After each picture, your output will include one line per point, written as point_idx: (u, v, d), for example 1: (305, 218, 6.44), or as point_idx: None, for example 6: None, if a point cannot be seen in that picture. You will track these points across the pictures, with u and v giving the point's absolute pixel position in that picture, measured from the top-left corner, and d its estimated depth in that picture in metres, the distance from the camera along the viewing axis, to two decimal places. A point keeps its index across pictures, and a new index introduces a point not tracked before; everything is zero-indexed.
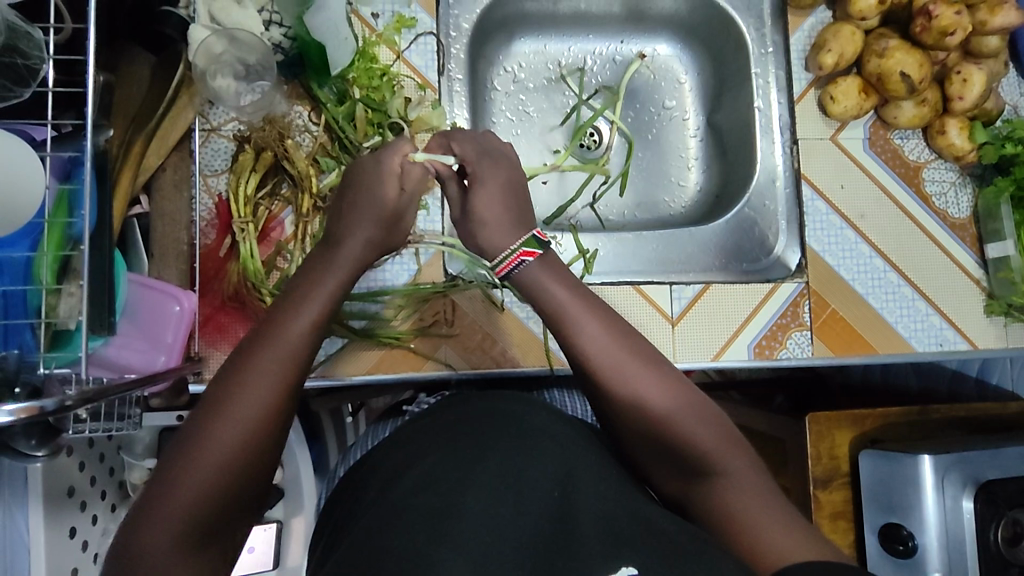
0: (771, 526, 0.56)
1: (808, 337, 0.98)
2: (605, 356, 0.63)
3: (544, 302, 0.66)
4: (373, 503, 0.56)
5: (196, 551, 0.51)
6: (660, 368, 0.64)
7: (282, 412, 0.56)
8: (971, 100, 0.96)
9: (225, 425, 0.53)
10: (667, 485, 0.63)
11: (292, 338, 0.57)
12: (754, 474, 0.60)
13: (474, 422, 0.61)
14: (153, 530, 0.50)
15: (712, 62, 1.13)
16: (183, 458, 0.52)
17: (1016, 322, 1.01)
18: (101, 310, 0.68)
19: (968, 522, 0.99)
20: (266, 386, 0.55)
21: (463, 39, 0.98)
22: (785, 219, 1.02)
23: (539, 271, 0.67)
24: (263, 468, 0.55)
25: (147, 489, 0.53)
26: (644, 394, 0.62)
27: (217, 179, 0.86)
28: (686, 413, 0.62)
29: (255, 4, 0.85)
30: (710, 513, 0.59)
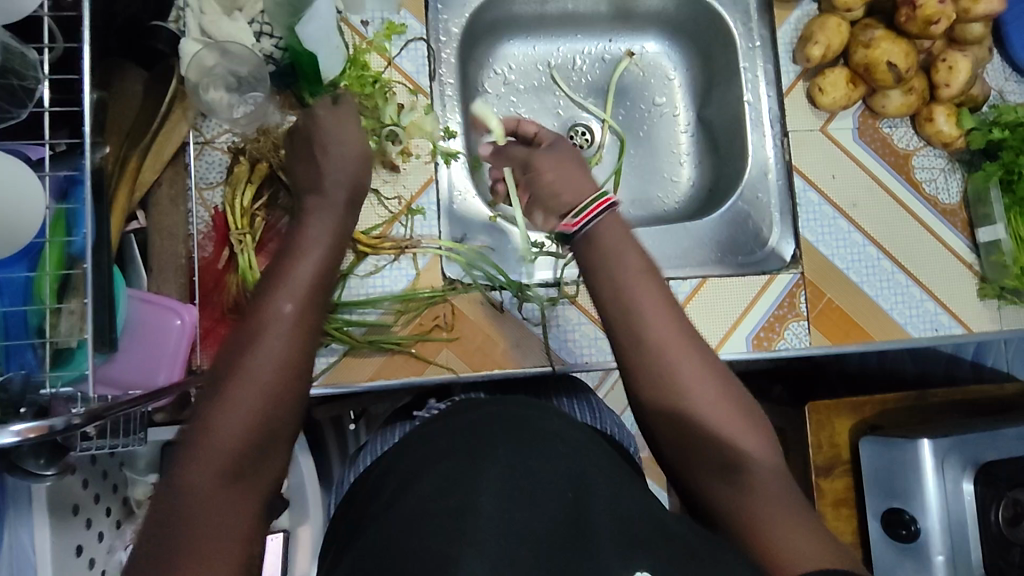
0: (784, 539, 0.56)
1: (805, 327, 0.99)
2: (661, 325, 0.65)
3: (603, 270, 0.68)
4: (388, 510, 0.56)
5: (234, 493, 0.53)
6: (701, 351, 0.66)
7: (305, 353, 0.59)
8: (957, 87, 0.98)
9: (247, 372, 0.56)
10: (693, 479, 0.63)
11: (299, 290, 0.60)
12: (777, 483, 0.61)
13: (485, 429, 0.62)
14: (193, 472, 0.52)
15: (700, 59, 1.14)
16: (213, 408, 0.55)
17: (1008, 304, 1.02)
18: (103, 327, 0.69)
19: (968, 503, 1.01)
20: (287, 327, 0.58)
21: (453, 44, 0.99)
22: (776, 211, 1.03)
23: (612, 234, 0.70)
24: (287, 416, 0.57)
25: (183, 437, 0.55)
26: (685, 374, 0.63)
27: (213, 192, 0.86)
28: (718, 404, 0.63)
29: (246, 16, 0.86)
30: (731, 521, 0.60)
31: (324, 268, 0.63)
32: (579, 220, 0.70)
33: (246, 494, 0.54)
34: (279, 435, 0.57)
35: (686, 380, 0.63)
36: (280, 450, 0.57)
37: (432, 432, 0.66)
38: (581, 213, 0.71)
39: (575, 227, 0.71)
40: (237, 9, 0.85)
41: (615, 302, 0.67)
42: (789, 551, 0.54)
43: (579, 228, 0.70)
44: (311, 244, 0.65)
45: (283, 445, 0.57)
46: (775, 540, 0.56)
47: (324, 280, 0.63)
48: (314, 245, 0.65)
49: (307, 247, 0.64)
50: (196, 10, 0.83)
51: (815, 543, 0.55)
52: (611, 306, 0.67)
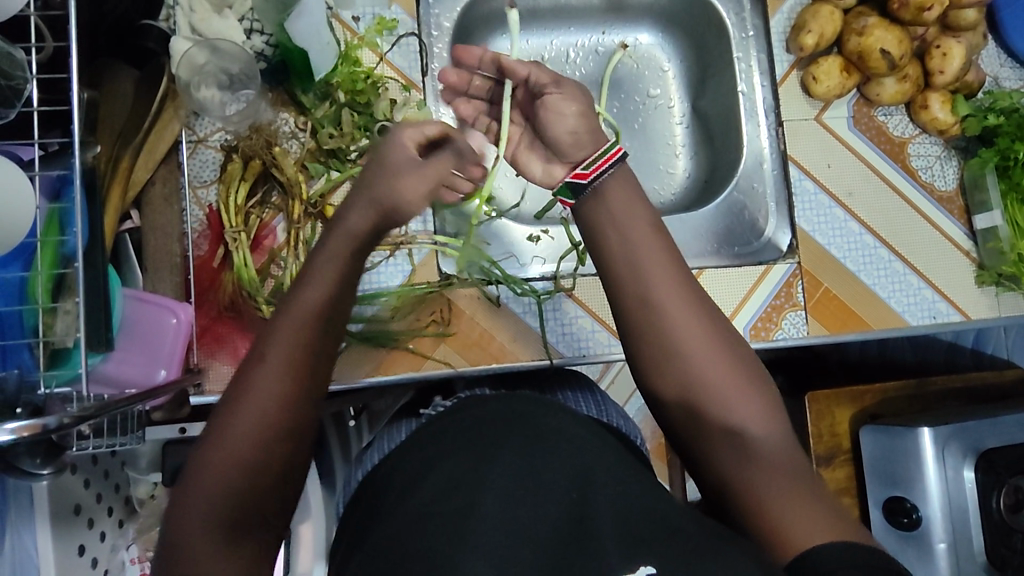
0: (789, 515, 0.56)
1: (803, 317, 0.99)
2: (675, 312, 0.62)
3: (617, 234, 0.63)
4: (396, 508, 0.56)
5: (230, 546, 0.51)
6: (713, 323, 0.63)
7: (300, 393, 0.54)
8: (952, 73, 0.97)
9: (245, 412, 0.53)
10: (701, 450, 0.63)
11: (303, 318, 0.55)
12: (784, 453, 0.60)
13: (487, 425, 0.62)
14: (187, 522, 0.51)
15: (695, 51, 1.14)
16: (212, 447, 0.53)
17: (1006, 291, 1.02)
18: (99, 327, 0.69)
19: (969, 491, 1.01)
20: (280, 367, 0.53)
21: (445, 38, 0.98)
22: (772, 201, 1.03)
23: (622, 192, 0.65)
24: (289, 455, 0.54)
25: (182, 479, 0.54)
26: (695, 361, 0.62)
27: (206, 190, 0.86)
28: (730, 382, 0.61)
29: (236, 13, 0.85)
30: (737, 493, 0.60)
31: (329, 295, 0.56)
32: (590, 171, 0.65)
33: (245, 545, 0.52)
34: (277, 481, 0.54)
35: (695, 368, 0.61)
36: (280, 495, 0.54)
37: (435, 431, 0.66)
38: (593, 163, 0.66)
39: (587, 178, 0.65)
40: (226, 7, 0.85)
41: (632, 273, 0.62)
42: (795, 529, 0.55)
43: (590, 179, 0.65)
44: (316, 266, 0.57)
45: (285, 485, 0.54)
46: (780, 517, 0.56)
47: (333, 300, 0.56)
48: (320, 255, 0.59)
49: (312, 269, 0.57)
50: (186, 8, 0.83)
51: (821, 516, 0.55)
52: (624, 273, 0.63)
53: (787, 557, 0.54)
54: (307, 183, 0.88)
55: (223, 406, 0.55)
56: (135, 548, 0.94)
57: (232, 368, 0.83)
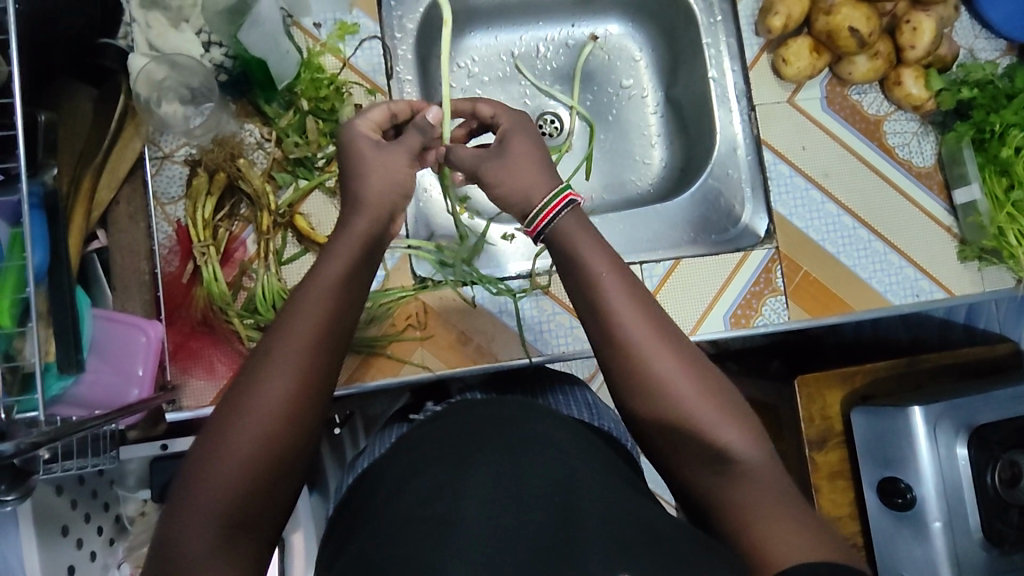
0: (771, 530, 0.55)
1: (784, 302, 0.98)
2: (637, 326, 0.61)
3: (573, 263, 0.64)
4: (374, 518, 0.56)
5: (229, 545, 0.50)
6: (673, 339, 0.63)
7: (304, 391, 0.54)
8: (923, 48, 0.96)
9: (248, 413, 0.52)
10: (681, 469, 0.62)
11: (310, 320, 0.55)
12: (768, 470, 0.60)
13: (461, 437, 0.61)
14: (188, 522, 0.50)
15: (664, 39, 1.12)
16: (212, 447, 0.52)
17: (989, 265, 1.01)
18: (68, 348, 0.70)
19: (963, 468, 1.01)
20: (285, 364, 0.53)
21: (410, 39, 0.96)
22: (747, 186, 1.02)
23: (573, 226, 0.65)
24: (292, 457, 0.54)
25: (181, 478, 0.53)
26: (665, 378, 0.61)
27: (174, 206, 0.85)
28: (699, 395, 0.61)
29: (193, 27, 0.84)
30: (720, 510, 0.59)
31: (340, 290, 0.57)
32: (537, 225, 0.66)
33: (245, 545, 0.51)
34: (278, 484, 0.53)
35: (668, 387, 0.61)
36: (280, 495, 0.53)
37: (412, 439, 0.65)
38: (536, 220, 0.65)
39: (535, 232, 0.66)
40: (183, 21, 0.84)
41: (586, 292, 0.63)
42: (775, 545, 0.54)
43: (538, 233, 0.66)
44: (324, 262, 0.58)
45: (285, 488, 0.54)
46: (764, 533, 0.55)
47: (342, 302, 0.57)
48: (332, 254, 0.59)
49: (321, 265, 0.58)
50: (143, 24, 0.82)
51: (802, 533, 0.55)
52: (582, 301, 0.64)
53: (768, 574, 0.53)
54: (275, 194, 0.87)
55: (224, 404, 0.54)
56: (126, 566, 0.93)
57: (207, 383, 0.83)
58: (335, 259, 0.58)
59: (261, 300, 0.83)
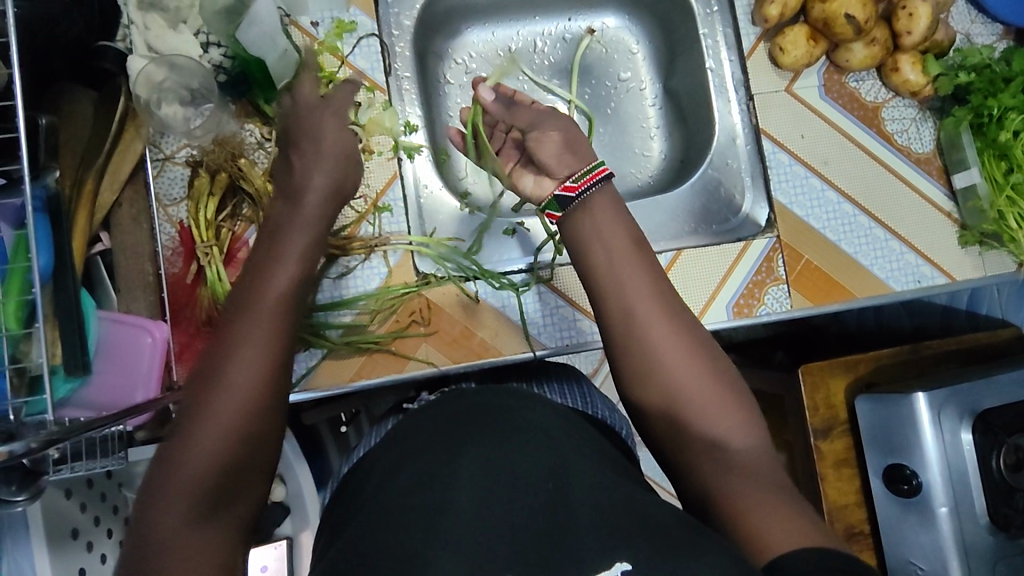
0: (764, 518, 0.55)
1: (785, 291, 0.99)
2: (643, 301, 0.67)
3: (596, 247, 0.71)
4: (369, 507, 0.57)
5: (207, 522, 0.53)
6: (684, 325, 0.67)
7: (269, 379, 0.58)
8: (919, 33, 0.96)
9: (220, 395, 0.56)
10: (681, 459, 0.63)
11: (271, 307, 0.61)
12: (764, 464, 0.61)
13: (462, 428, 0.61)
14: (162, 507, 0.53)
15: (661, 30, 1.12)
16: (185, 431, 0.55)
17: (990, 250, 1.01)
18: (75, 351, 0.71)
19: (968, 454, 1.01)
20: (249, 355, 0.58)
21: (406, 37, 0.96)
22: (747, 176, 1.02)
23: (603, 206, 0.73)
24: (264, 436, 0.58)
25: (156, 464, 0.55)
26: (667, 356, 0.65)
27: (177, 208, 0.85)
28: (702, 379, 0.64)
29: (191, 28, 0.85)
30: (716, 499, 0.59)
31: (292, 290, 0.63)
32: (579, 184, 0.74)
33: (218, 528, 0.54)
34: (253, 464, 0.57)
35: (671, 368, 0.65)
36: (252, 481, 0.57)
37: (407, 429, 0.66)
38: (580, 179, 0.75)
39: (576, 190, 0.74)
40: (181, 22, 0.85)
41: (606, 268, 0.70)
42: (771, 532, 0.53)
43: (578, 192, 0.74)
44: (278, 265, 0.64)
45: (259, 467, 0.57)
46: (761, 519, 0.55)
47: (298, 290, 0.63)
48: (289, 251, 0.65)
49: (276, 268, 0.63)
50: (141, 26, 0.83)
51: (802, 521, 0.54)
52: (606, 282, 0.69)
53: (763, 558, 0.52)
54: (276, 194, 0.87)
55: (193, 391, 0.57)
56: None
57: None
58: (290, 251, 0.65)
59: None
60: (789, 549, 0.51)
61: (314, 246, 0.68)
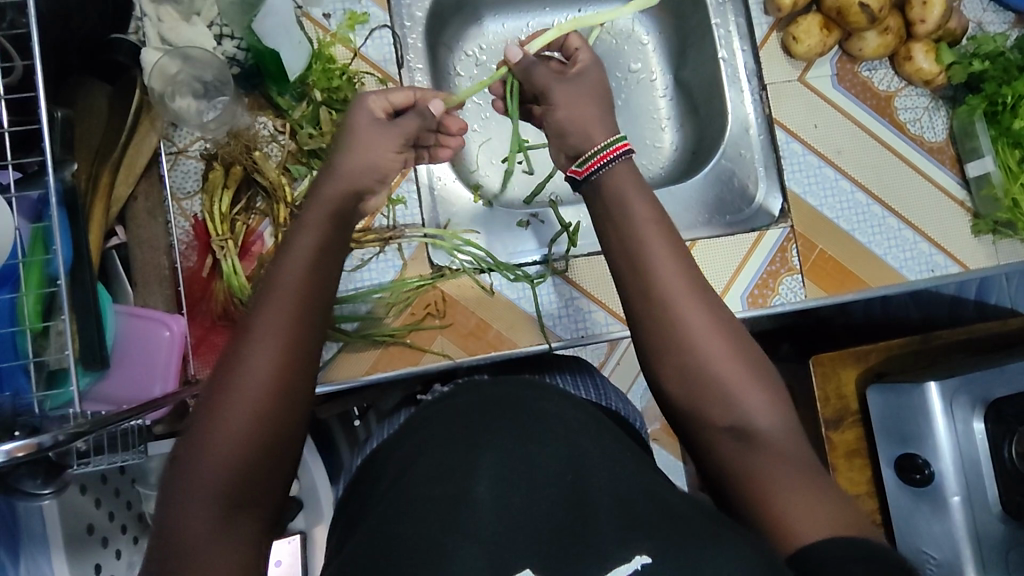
0: (792, 503, 0.56)
1: (800, 281, 0.98)
2: (674, 283, 0.64)
3: (615, 217, 0.67)
4: (385, 499, 0.57)
5: (229, 519, 0.52)
6: (712, 307, 0.64)
7: (291, 371, 0.56)
8: (933, 22, 0.96)
9: (238, 391, 0.54)
10: (701, 437, 0.63)
11: (288, 300, 0.58)
12: (790, 443, 0.60)
13: (486, 419, 0.61)
14: (184, 502, 0.52)
15: (672, 21, 1.12)
16: (205, 427, 0.54)
17: (1003, 239, 1.01)
18: (91, 345, 0.71)
19: (980, 442, 1.02)
20: (269, 346, 0.56)
21: (418, 28, 0.95)
22: (761, 166, 1.01)
23: (624, 179, 0.68)
24: (284, 432, 0.56)
25: (177, 460, 0.55)
26: (699, 339, 0.62)
27: (191, 201, 0.85)
28: (726, 356, 0.62)
29: (205, 20, 0.84)
30: (738, 483, 0.60)
31: (313, 276, 0.60)
32: (584, 168, 0.70)
33: (241, 524, 0.53)
34: (274, 460, 0.55)
35: (699, 352, 0.62)
36: (275, 474, 0.56)
37: (422, 421, 0.66)
38: (586, 162, 0.70)
39: (583, 175, 0.70)
40: (194, 14, 0.84)
41: (627, 249, 0.66)
42: (798, 520, 0.54)
43: (583, 175, 0.69)
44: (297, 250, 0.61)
45: (281, 463, 0.56)
46: (785, 508, 0.56)
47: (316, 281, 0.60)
48: (306, 239, 0.62)
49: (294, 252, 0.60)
50: (154, 18, 0.82)
51: (824, 506, 0.55)
52: (623, 264, 0.66)
53: (788, 548, 0.53)
54: (290, 186, 0.87)
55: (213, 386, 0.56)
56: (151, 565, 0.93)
57: None
58: (308, 240, 0.62)
59: None
60: (821, 540, 0.52)
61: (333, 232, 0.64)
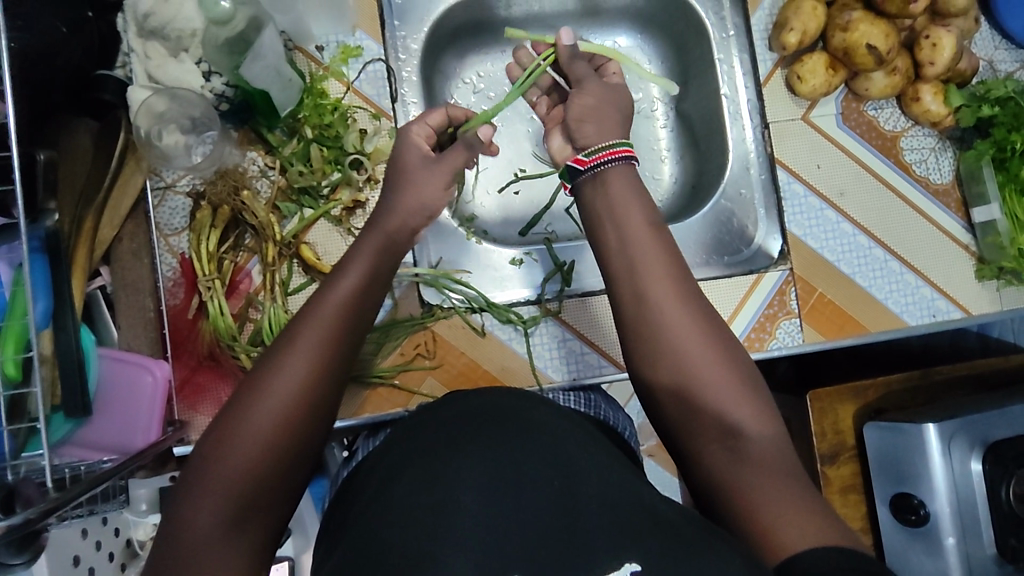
0: (777, 511, 0.54)
1: (798, 325, 0.97)
2: (665, 294, 0.65)
3: (622, 215, 0.68)
4: (356, 522, 0.55)
5: (234, 531, 0.52)
6: (720, 335, 0.64)
7: (321, 388, 0.57)
8: (942, 65, 0.93)
9: (265, 401, 0.55)
10: (692, 448, 0.62)
11: (328, 318, 0.60)
12: (776, 455, 0.59)
13: (471, 426, 0.60)
14: (195, 504, 0.52)
15: (675, 51, 1.09)
16: (224, 434, 0.55)
17: (1008, 286, 0.99)
18: (74, 393, 0.72)
19: (977, 483, 0.99)
20: (304, 359, 0.57)
21: (414, 60, 0.92)
22: (761, 206, 0.99)
23: (621, 181, 0.70)
24: (301, 448, 0.56)
25: (194, 466, 0.55)
26: (694, 363, 0.62)
27: (178, 238, 0.83)
28: (722, 379, 0.62)
29: (192, 56, 0.82)
30: (725, 495, 0.58)
31: (357, 298, 0.62)
32: (589, 160, 0.72)
33: (245, 536, 0.52)
34: (288, 474, 0.55)
35: (698, 376, 0.62)
36: (286, 489, 0.55)
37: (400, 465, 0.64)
38: (593, 154, 0.72)
39: (586, 164, 0.72)
40: (182, 50, 0.81)
41: (625, 265, 0.67)
42: (785, 532, 0.52)
43: (586, 167, 0.72)
44: (341, 272, 0.64)
45: (292, 479, 0.56)
46: (770, 519, 0.54)
47: (359, 299, 0.63)
48: (355, 261, 0.65)
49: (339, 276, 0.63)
50: (142, 56, 0.82)
51: (817, 521, 0.53)
52: (625, 291, 0.67)
53: (774, 559, 0.51)
54: (280, 224, 0.86)
55: (240, 395, 0.57)
56: None
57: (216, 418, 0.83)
58: (354, 263, 0.65)
59: (268, 332, 0.82)
60: (805, 549, 0.50)
61: (382, 252, 0.68)
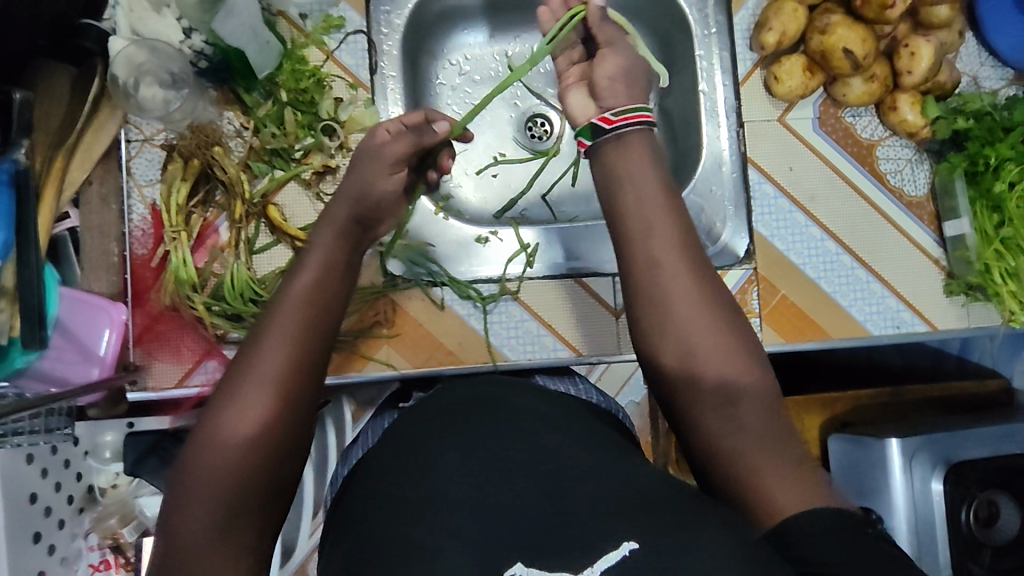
0: (775, 483, 0.54)
1: (757, 325, 0.97)
2: (666, 270, 0.62)
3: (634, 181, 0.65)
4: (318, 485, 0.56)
5: (227, 528, 0.52)
6: (726, 309, 0.62)
7: (296, 382, 0.57)
8: (920, 74, 0.93)
9: (244, 397, 0.55)
10: (690, 413, 0.60)
11: (295, 308, 0.61)
12: (767, 427, 0.58)
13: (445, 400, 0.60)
14: (187, 507, 0.52)
15: (660, 47, 1.10)
16: (207, 435, 0.55)
17: (975, 301, 0.99)
18: (32, 326, 0.75)
19: (937, 504, 0.95)
20: (276, 349, 0.57)
21: (396, 35, 0.94)
22: (730, 205, 1.00)
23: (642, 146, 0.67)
24: (287, 437, 0.56)
25: (181, 468, 0.55)
26: (692, 338, 0.60)
27: (151, 188, 0.85)
28: (717, 345, 0.60)
29: (175, 12, 0.85)
30: (720, 463, 0.57)
31: (323, 286, 0.63)
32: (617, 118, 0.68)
33: (240, 532, 0.52)
34: (277, 465, 0.55)
35: (693, 347, 0.60)
36: (275, 485, 0.55)
37: None
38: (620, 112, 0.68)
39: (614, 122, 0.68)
40: (165, 5, 0.84)
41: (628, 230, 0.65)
42: (784, 501, 0.52)
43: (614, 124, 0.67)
44: (307, 259, 0.65)
45: (282, 470, 0.56)
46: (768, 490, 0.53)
47: (324, 287, 0.63)
48: (319, 249, 0.66)
49: (301, 269, 0.64)
50: (126, 9, 0.84)
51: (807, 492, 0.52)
52: None
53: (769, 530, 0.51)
54: (250, 183, 0.88)
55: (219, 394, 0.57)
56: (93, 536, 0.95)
57: (174, 366, 0.84)
58: (318, 252, 0.66)
59: (229, 288, 0.84)
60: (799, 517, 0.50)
61: (343, 237, 0.68)
